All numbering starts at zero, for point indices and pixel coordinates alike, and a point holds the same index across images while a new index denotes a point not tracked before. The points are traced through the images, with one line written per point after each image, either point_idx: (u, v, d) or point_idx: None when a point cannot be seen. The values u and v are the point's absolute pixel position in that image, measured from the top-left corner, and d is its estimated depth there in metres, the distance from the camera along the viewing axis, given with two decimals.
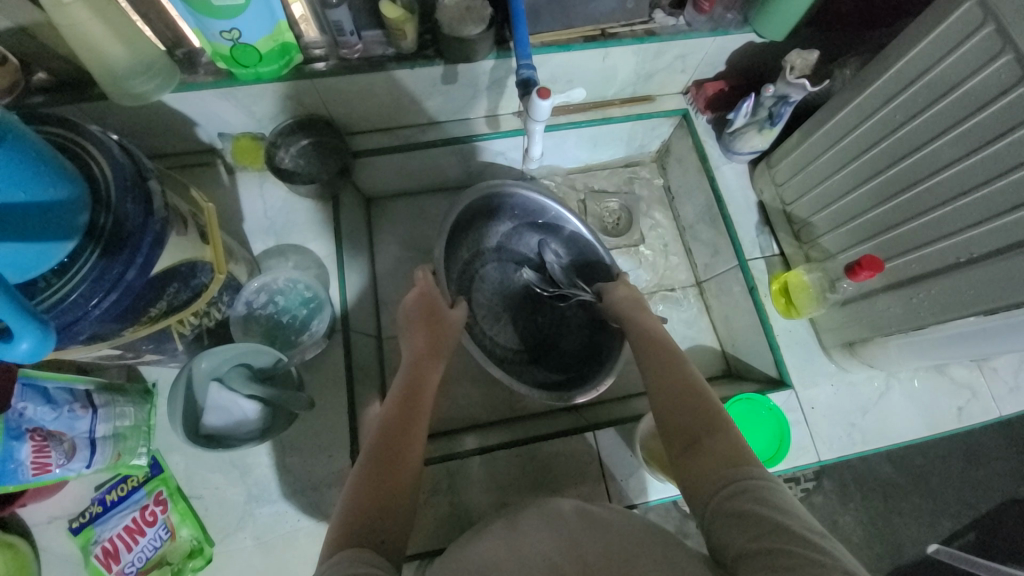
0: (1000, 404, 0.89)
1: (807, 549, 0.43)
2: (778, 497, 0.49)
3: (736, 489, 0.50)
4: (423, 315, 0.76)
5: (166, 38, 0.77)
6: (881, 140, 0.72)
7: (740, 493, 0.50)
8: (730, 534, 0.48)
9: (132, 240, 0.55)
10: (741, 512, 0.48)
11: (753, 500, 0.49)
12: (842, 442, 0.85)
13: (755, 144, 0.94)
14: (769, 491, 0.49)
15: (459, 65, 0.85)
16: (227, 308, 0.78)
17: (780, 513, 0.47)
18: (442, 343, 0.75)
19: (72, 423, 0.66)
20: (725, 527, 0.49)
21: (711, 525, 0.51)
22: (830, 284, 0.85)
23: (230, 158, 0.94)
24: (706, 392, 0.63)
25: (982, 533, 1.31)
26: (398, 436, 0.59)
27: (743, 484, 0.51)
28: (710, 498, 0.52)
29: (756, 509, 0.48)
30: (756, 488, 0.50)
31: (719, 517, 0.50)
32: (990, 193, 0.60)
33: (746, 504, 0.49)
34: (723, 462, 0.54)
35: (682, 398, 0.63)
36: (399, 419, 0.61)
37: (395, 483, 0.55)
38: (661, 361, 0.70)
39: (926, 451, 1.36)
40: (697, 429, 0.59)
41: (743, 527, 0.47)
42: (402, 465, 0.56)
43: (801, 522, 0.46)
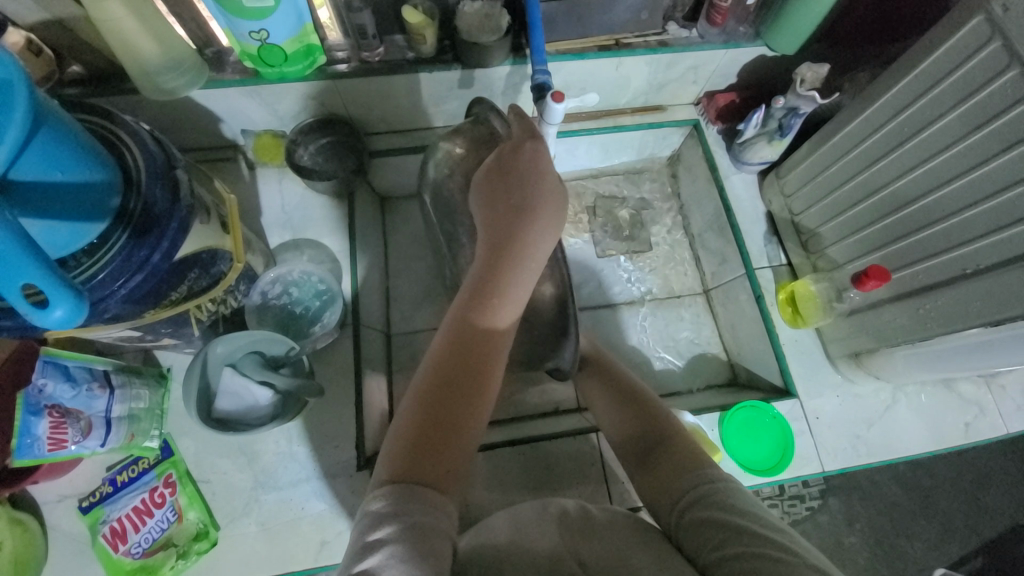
0: (1007, 421, 0.88)
1: (768, 547, 0.45)
2: (738, 500, 0.51)
3: (696, 497, 0.53)
4: (501, 204, 0.59)
5: (197, 36, 0.80)
6: (890, 152, 0.73)
7: (700, 502, 0.52)
8: (697, 543, 0.49)
9: (160, 225, 0.58)
10: (703, 519, 0.50)
11: (715, 507, 0.51)
12: (846, 454, 0.84)
13: (764, 155, 0.95)
14: (726, 495, 0.52)
15: (476, 70, 0.87)
16: (243, 297, 0.81)
17: (743, 517, 0.49)
18: (526, 239, 0.57)
19: (89, 402, 0.68)
20: (692, 534, 0.50)
21: (678, 536, 0.53)
22: (838, 294, 0.86)
23: (251, 154, 0.96)
24: (651, 398, 0.73)
25: (990, 558, 1.29)
26: (444, 406, 0.52)
27: (704, 489, 0.53)
28: (673, 508, 0.55)
29: (717, 514, 0.50)
30: (717, 492, 0.52)
31: (685, 527, 0.52)
32: (997, 205, 0.60)
33: (707, 512, 0.51)
34: (687, 464, 0.58)
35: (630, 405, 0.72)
36: (455, 366, 0.53)
37: (451, 451, 0.50)
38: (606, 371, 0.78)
39: (932, 472, 1.34)
40: (656, 439, 0.65)
41: (705, 535, 0.49)
42: (454, 441, 0.51)
43: (763, 522, 0.48)
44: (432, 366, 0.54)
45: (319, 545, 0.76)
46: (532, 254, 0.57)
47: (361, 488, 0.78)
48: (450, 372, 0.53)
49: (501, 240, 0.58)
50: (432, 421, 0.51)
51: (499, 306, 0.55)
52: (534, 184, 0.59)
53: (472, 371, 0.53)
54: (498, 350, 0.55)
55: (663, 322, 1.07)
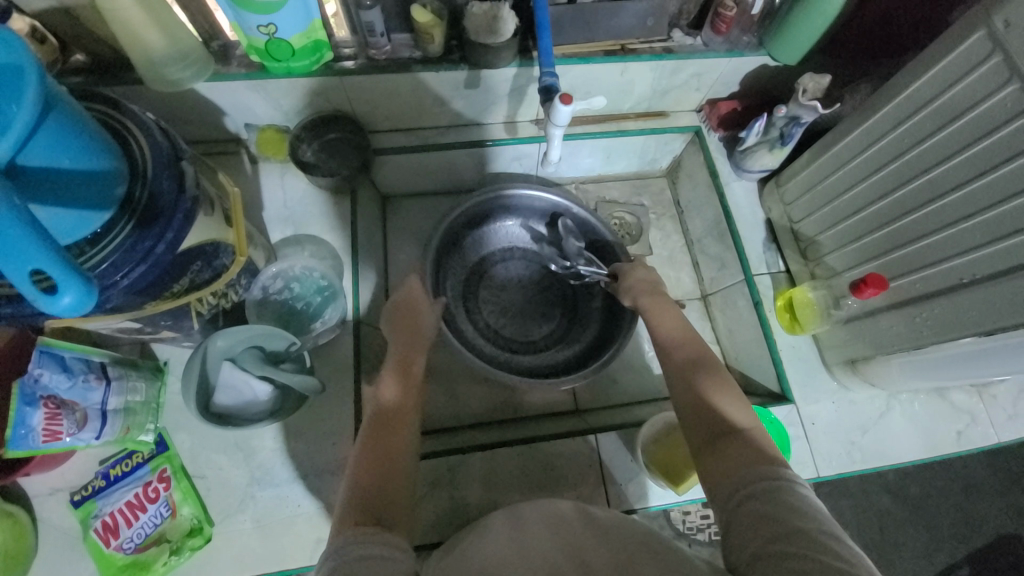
0: (999, 430, 0.90)
1: (822, 554, 0.43)
2: (799, 500, 0.49)
3: (758, 490, 0.51)
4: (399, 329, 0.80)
5: (203, 29, 0.80)
6: (889, 163, 0.74)
7: (760, 496, 0.50)
8: (746, 535, 0.48)
9: (165, 215, 0.57)
10: (760, 514, 0.49)
11: (775, 504, 0.49)
12: (842, 460, 0.85)
13: (765, 162, 0.96)
14: (788, 492, 0.50)
15: (482, 71, 0.88)
16: (243, 291, 0.80)
17: (802, 520, 0.47)
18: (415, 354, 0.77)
19: (85, 394, 0.67)
20: (743, 525, 0.49)
21: (727, 525, 0.51)
22: (835, 301, 0.87)
23: (254, 149, 0.96)
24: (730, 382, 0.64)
25: (977, 568, 1.31)
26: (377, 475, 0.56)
27: (767, 483, 0.51)
28: (730, 493, 0.53)
29: (774, 511, 0.48)
30: (778, 488, 0.50)
31: (739, 517, 0.50)
32: (994, 216, 0.61)
33: (767, 507, 0.49)
34: (750, 458, 0.54)
35: (694, 386, 0.65)
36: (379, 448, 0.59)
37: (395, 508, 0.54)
38: (664, 346, 0.72)
39: (922, 482, 1.36)
40: (719, 431, 0.60)
41: (760, 530, 0.48)
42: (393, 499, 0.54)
43: (824, 528, 0.46)
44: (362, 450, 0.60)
45: (315, 542, 0.76)
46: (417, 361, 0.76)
47: None
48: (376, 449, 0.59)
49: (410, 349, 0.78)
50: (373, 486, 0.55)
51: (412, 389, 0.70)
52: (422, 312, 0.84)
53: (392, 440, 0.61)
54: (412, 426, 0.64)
55: None
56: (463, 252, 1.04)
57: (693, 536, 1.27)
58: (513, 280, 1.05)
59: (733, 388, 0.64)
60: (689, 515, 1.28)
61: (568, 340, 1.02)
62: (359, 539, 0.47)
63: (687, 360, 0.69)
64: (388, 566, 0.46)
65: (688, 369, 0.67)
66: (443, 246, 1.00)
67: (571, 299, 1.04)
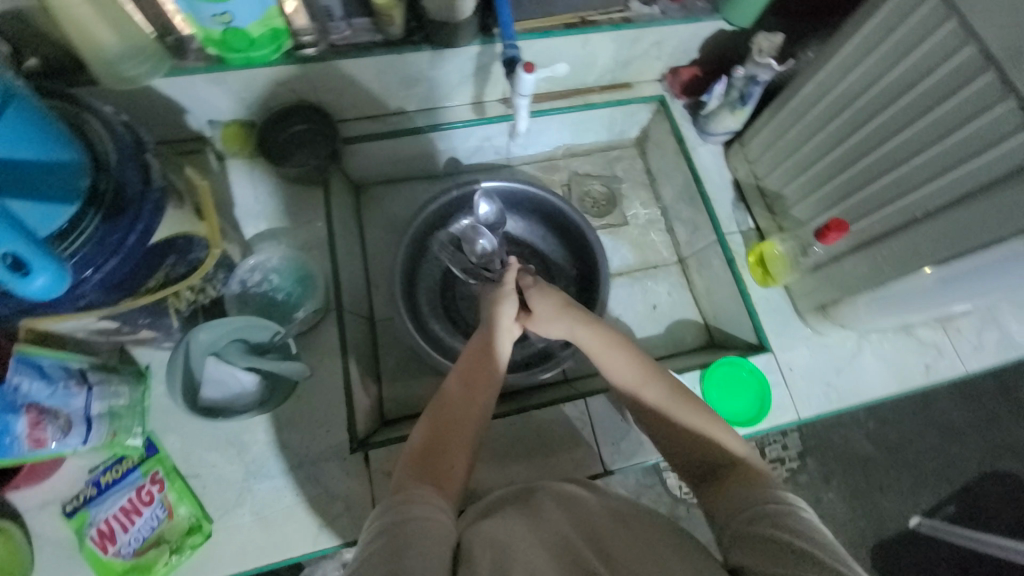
0: (964, 361, 0.95)
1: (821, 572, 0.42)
2: (801, 523, 0.48)
3: (758, 513, 0.50)
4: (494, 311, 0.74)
5: (157, 24, 0.78)
6: (841, 111, 0.78)
7: (761, 517, 0.49)
8: (747, 554, 0.47)
9: (133, 206, 0.57)
10: (753, 535, 0.48)
11: (776, 525, 0.48)
12: (819, 400, 0.90)
13: (728, 124, 0.99)
14: (789, 514, 0.49)
15: (446, 50, 0.88)
16: (221, 286, 0.80)
17: (799, 538, 0.46)
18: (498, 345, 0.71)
19: (67, 400, 0.66)
20: (745, 545, 0.48)
21: (727, 549, 0.50)
22: (801, 249, 0.91)
23: (219, 145, 0.94)
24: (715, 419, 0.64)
25: (960, 505, 1.38)
26: (433, 455, 0.57)
27: (762, 506, 0.51)
28: (727, 520, 0.52)
29: (771, 531, 0.48)
30: (774, 511, 0.50)
31: (738, 540, 0.49)
32: (941, 150, 0.65)
33: (768, 529, 0.48)
34: (744, 486, 0.54)
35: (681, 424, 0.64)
36: (438, 432, 0.60)
37: (446, 481, 0.55)
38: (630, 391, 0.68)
39: (902, 427, 1.43)
40: (716, 467, 0.61)
41: (762, 549, 0.46)
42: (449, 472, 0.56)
43: (823, 547, 0.45)
44: (424, 432, 0.61)
45: (318, 528, 0.76)
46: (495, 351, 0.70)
47: (357, 469, 0.78)
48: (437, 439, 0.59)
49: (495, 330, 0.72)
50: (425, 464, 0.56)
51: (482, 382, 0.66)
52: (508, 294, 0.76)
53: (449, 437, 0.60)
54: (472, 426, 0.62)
55: (641, 291, 1.11)
56: (435, 256, 1.04)
57: (691, 499, 1.31)
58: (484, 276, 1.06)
59: (715, 420, 0.64)
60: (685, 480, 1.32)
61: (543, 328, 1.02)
62: (398, 506, 0.49)
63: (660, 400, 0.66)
64: (424, 528, 0.47)
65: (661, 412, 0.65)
66: (413, 254, 1.00)
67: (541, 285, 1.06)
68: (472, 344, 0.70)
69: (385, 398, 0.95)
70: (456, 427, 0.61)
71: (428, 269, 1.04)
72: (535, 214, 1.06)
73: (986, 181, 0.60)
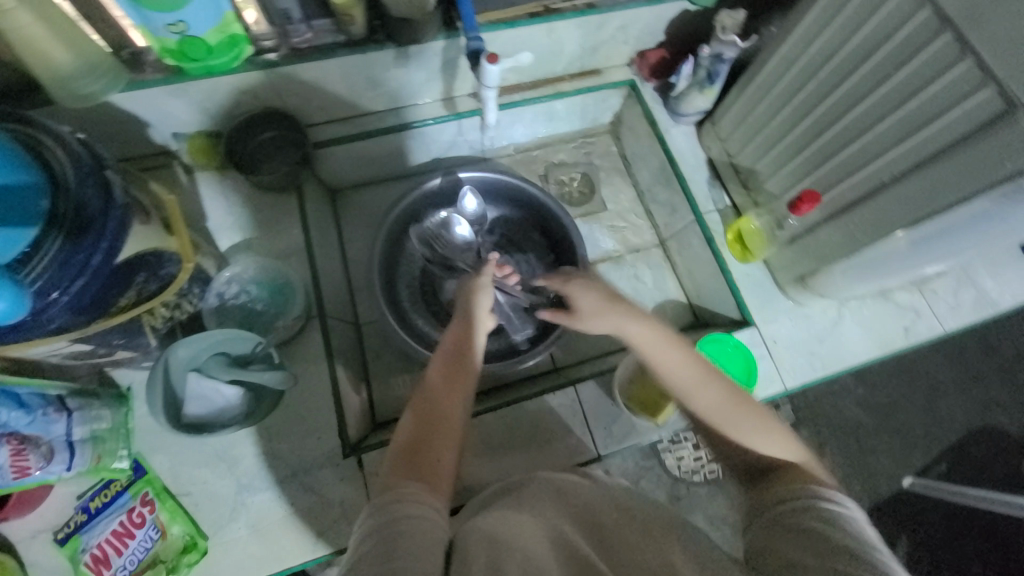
0: (942, 321, 0.97)
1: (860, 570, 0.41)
2: (846, 520, 0.47)
3: (801, 505, 0.50)
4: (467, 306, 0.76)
5: (110, 38, 0.76)
6: (806, 83, 0.79)
7: (803, 510, 0.49)
8: (784, 545, 0.47)
9: (96, 225, 0.56)
10: (798, 528, 0.48)
11: (818, 520, 0.47)
12: (804, 369, 0.91)
13: (698, 104, 1.00)
14: (833, 511, 0.48)
15: (411, 47, 0.87)
16: (198, 301, 0.79)
17: (847, 536, 0.45)
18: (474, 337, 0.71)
19: (47, 427, 0.65)
20: (782, 536, 0.48)
21: (761, 533, 0.50)
22: (777, 223, 0.91)
23: (186, 158, 0.93)
24: (769, 418, 0.62)
25: (950, 462, 1.41)
26: (418, 452, 0.56)
27: (808, 501, 0.50)
28: (767, 509, 0.52)
29: (817, 527, 0.47)
30: (822, 506, 0.49)
31: (777, 530, 0.49)
32: (903, 114, 0.66)
33: (809, 522, 0.48)
34: (794, 481, 0.53)
35: (734, 423, 0.61)
36: (422, 428, 0.59)
37: (435, 477, 0.53)
38: (681, 393, 0.64)
39: (890, 392, 1.46)
40: (768, 466, 0.58)
41: (802, 542, 0.46)
42: (438, 466, 0.55)
43: (868, 545, 0.44)
44: (407, 430, 0.60)
45: (316, 536, 0.75)
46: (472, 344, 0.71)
47: (351, 474, 0.78)
48: (422, 435, 0.58)
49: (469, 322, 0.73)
50: (411, 462, 0.55)
51: (462, 375, 0.66)
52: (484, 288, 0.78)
53: (435, 433, 0.59)
54: (456, 419, 0.62)
55: (625, 276, 1.11)
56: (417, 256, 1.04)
57: (690, 478, 1.33)
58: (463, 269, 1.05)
59: (767, 418, 0.62)
60: (683, 460, 1.34)
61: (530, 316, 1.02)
62: (389, 505, 0.48)
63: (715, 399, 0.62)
64: (417, 524, 0.46)
65: (713, 418, 0.62)
66: (393, 255, 0.99)
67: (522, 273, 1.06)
68: (448, 338, 0.71)
69: (376, 402, 0.95)
70: (441, 423, 0.60)
71: (411, 270, 1.03)
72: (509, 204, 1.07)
73: (949, 141, 0.61)
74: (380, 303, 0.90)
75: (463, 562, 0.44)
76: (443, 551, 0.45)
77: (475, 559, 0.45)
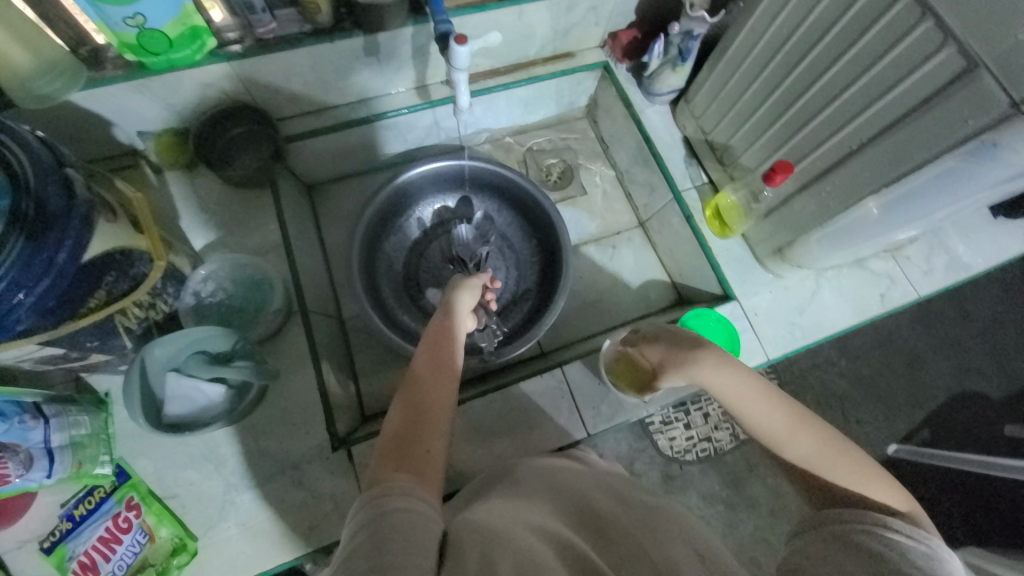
0: (917, 286, 0.99)
1: None
2: (906, 548, 0.48)
3: (865, 526, 0.50)
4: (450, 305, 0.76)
5: (67, 36, 0.73)
6: (774, 55, 0.79)
7: (864, 530, 0.50)
8: (839, 557, 0.47)
9: (59, 223, 0.54)
10: (857, 545, 0.48)
11: (877, 542, 0.48)
12: (786, 340, 0.93)
13: (672, 83, 1.00)
14: (894, 537, 0.49)
15: (379, 35, 0.86)
16: (174, 300, 0.78)
17: (912, 567, 0.46)
18: (456, 332, 0.71)
19: (25, 435, 0.63)
20: (837, 547, 0.49)
21: (811, 539, 0.51)
22: (754, 196, 0.92)
23: (153, 157, 0.90)
24: (862, 456, 0.58)
25: (933, 428, 1.45)
26: (405, 445, 0.55)
27: (871, 523, 0.50)
28: (824, 519, 0.52)
29: (875, 548, 0.48)
30: (889, 533, 0.49)
31: (833, 541, 0.50)
32: (868, 80, 0.67)
33: (867, 541, 0.48)
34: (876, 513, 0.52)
35: (825, 466, 0.58)
36: (409, 422, 0.58)
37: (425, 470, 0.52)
38: (766, 441, 0.61)
39: (872, 363, 1.49)
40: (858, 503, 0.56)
41: (861, 560, 0.47)
42: (428, 458, 0.54)
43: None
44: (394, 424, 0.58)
45: (309, 531, 0.75)
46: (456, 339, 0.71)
47: (341, 467, 0.77)
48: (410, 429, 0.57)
49: (449, 317, 0.73)
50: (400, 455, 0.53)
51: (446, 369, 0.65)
52: (468, 287, 0.79)
53: (423, 428, 0.58)
54: (443, 413, 0.61)
55: (608, 258, 1.12)
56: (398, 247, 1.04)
57: (682, 457, 1.35)
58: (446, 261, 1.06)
59: (855, 453, 0.58)
60: (674, 440, 1.35)
61: (518, 300, 1.04)
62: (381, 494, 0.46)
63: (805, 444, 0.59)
64: (411, 514, 0.45)
65: (807, 462, 0.59)
66: (373, 247, 0.99)
67: (506, 259, 1.06)
68: (430, 333, 0.70)
69: (364, 395, 0.94)
70: (427, 417, 0.59)
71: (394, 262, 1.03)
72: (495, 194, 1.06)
73: (915, 103, 0.63)
74: (360, 294, 0.89)
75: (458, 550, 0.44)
76: (438, 541, 0.44)
77: (469, 547, 0.43)
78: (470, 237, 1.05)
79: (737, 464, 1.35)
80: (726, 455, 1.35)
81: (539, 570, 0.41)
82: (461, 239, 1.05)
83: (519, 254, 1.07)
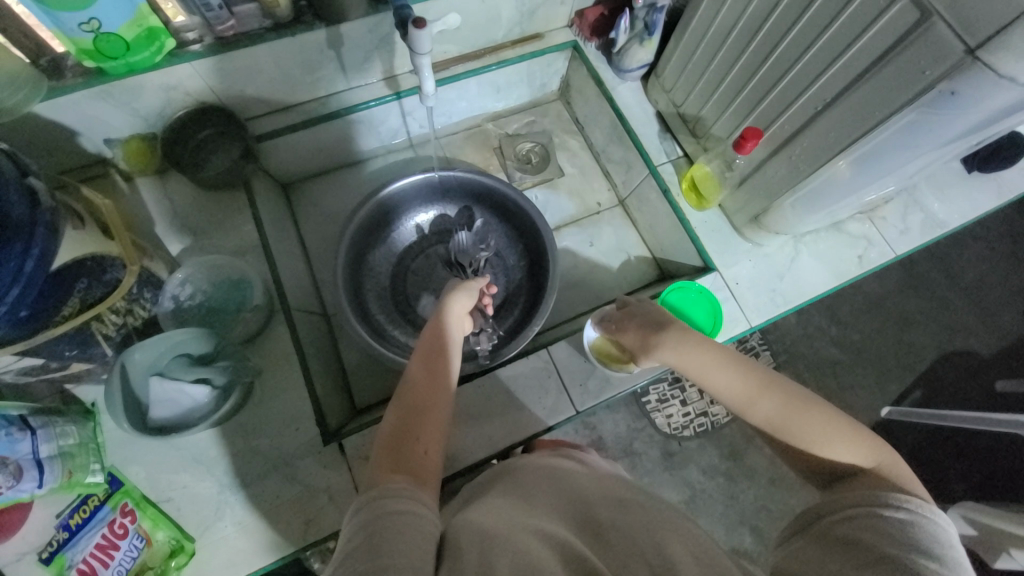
0: (894, 246, 1.00)
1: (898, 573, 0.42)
2: (894, 526, 0.47)
3: (852, 514, 0.50)
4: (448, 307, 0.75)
5: (26, 47, 0.72)
6: (737, 21, 0.79)
7: (852, 519, 0.49)
8: (827, 555, 0.47)
9: (22, 231, 0.54)
10: (844, 539, 0.48)
11: (863, 528, 0.48)
12: (767, 307, 0.94)
13: (640, 58, 0.99)
14: (879, 517, 0.48)
15: (342, 27, 0.85)
16: (152, 305, 0.79)
17: (890, 542, 0.46)
18: (453, 334, 0.71)
19: (13, 446, 0.63)
20: (828, 545, 0.48)
21: (804, 544, 0.50)
22: (727, 165, 0.92)
23: (123, 165, 0.89)
24: (843, 418, 0.60)
25: (924, 388, 1.47)
26: (402, 448, 0.56)
27: (857, 510, 0.50)
28: (818, 519, 0.52)
29: (861, 536, 0.47)
30: (876, 514, 0.49)
31: (826, 541, 0.49)
32: (828, 39, 0.67)
33: (856, 532, 0.48)
34: (860, 486, 0.53)
35: (807, 438, 0.59)
36: (406, 425, 0.59)
37: (422, 475, 0.54)
38: (736, 406, 0.63)
39: (860, 327, 1.51)
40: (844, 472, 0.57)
41: (848, 552, 0.46)
42: (425, 462, 0.56)
43: (920, 552, 0.44)
44: (391, 426, 0.60)
45: (306, 525, 0.75)
46: (453, 342, 0.70)
47: (334, 460, 0.78)
48: (407, 432, 0.58)
49: (446, 320, 0.72)
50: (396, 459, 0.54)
51: (443, 373, 0.65)
52: (465, 290, 0.78)
53: (419, 432, 0.59)
54: (439, 416, 0.62)
55: (590, 238, 1.12)
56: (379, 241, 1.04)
57: (681, 433, 1.36)
58: (439, 265, 1.06)
59: (850, 430, 0.59)
60: (671, 417, 1.37)
61: (510, 306, 1.04)
62: (379, 499, 0.47)
63: (783, 410, 0.60)
64: (409, 519, 0.46)
65: (778, 425, 0.60)
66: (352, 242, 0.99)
67: (502, 261, 1.06)
68: (428, 336, 0.70)
69: (354, 389, 0.95)
70: (425, 420, 0.60)
71: (378, 259, 1.03)
72: (491, 209, 1.06)
73: (873, 58, 0.63)
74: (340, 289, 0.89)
75: (454, 547, 0.45)
76: (436, 543, 0.45)
77: (467, 543, 0.44)
78: (467, 242, 1.04)
79: (734, 435, 1.37)
80: (723, 428, 1.37)
81: (523, 549, 0.42)
82: (457, 244, 1.04)
83: (512, 254, 1.06)
